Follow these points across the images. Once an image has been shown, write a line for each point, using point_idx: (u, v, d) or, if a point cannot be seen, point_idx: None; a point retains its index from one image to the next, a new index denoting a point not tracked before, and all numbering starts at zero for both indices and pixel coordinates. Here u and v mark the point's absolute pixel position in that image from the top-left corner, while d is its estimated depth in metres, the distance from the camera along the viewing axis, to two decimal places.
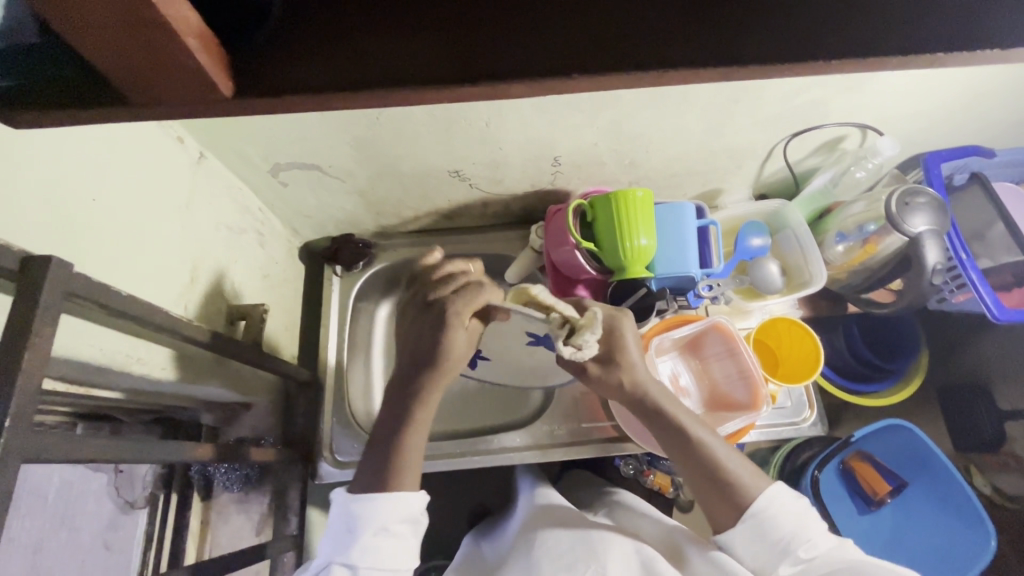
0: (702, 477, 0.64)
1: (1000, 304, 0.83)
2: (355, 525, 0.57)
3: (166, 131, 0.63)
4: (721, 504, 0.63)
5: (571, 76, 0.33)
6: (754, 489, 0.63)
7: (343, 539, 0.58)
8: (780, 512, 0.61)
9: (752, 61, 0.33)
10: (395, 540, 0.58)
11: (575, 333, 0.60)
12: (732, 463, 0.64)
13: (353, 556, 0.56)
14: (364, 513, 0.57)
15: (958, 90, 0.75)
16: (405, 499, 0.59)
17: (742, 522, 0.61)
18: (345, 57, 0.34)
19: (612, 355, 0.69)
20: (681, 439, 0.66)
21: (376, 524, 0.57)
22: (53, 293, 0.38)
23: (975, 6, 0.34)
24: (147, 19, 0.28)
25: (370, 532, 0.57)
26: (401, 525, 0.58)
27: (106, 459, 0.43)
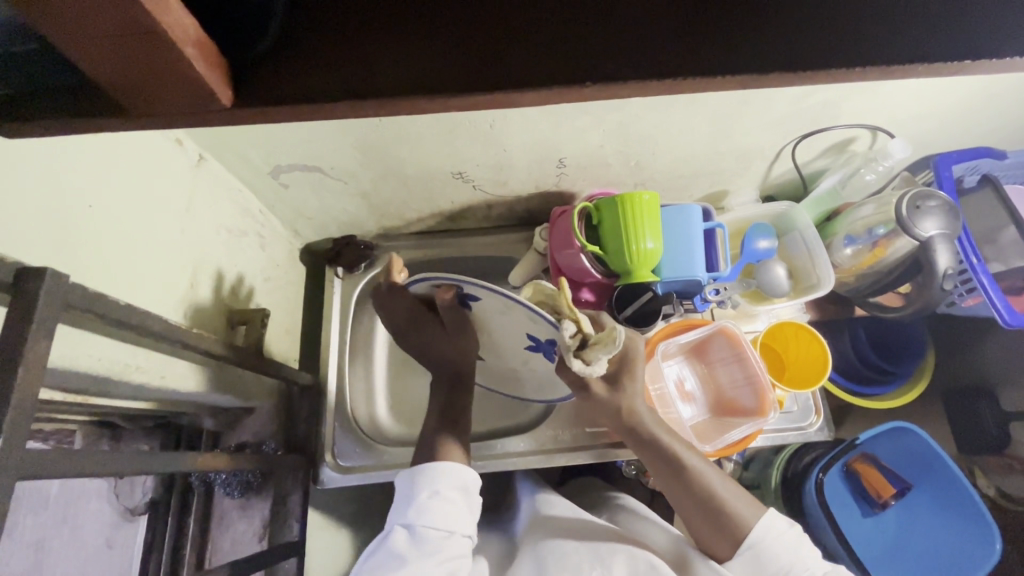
0: (697, 509, 0.63)
1: (1011, 309, 0.82)
2: (412, 489, 0.59)
3: (165, 135, 0.61)
4: (717, 535, 0.62)
5: (584, 84, 0.32)
6: (751, 519, 0.62)
7: (399, 509, 0.59)
8: (774, 542, 0.61)
9: (772, 68, 0.32)
10: (448, 505, 0.58)
11: (589, 348, 0.59)
12: (726, 493, 0.63)
13: (409, 516, 0.57)
14: (421, 477, 0.59)
15: (972, 91, 0.73)
16: (460, 469, 0.61)
17: (739, 553, 0.61)
18: (350, 63, 0.33)
19: (619, 375, 0.69)
20: (674, 471, 0.65)
21: (431, 487, 0.59)
22: (49, 305, 0.37)
23: (1003, 11, 0.33)
24: (146, 28, 0.27)
25: (425, 495, 0.58)
26: (453, 491, 0.59)
27: (106, 473, 0.43)
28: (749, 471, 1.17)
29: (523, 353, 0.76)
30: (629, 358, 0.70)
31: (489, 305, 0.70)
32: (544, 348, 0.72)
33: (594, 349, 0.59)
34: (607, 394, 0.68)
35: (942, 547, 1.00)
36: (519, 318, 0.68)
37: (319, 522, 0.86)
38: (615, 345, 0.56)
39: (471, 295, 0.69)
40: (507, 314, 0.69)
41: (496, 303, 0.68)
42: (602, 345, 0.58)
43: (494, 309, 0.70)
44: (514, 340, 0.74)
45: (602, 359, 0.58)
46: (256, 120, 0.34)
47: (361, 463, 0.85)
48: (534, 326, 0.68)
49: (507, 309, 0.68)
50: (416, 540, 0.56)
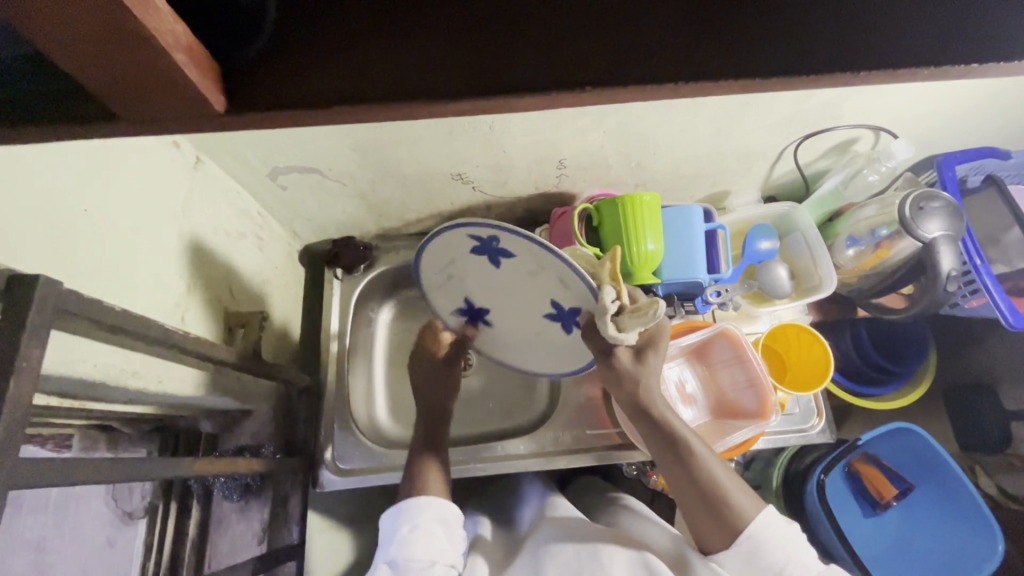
0: (697, 495, 0.63)
1: (1015, 310, 0.81)
2: (393, 527, 0.63)
3: (161, 137, 0.61)
4: (714, 525, 0.62)
5: (584, 90, 0.32)
6: (751, 512, 0.62)
7: (384, 546, 0.63)
8: (772, 537, 0.60)
9: (773, 73, 0.32)
10: (429, 536, 0.61)
11: (626, 316, 0.59)
12: (728, 484, 0.63)
13: (392, 551, 0.60)
14: (399, 515, 0.63)
15: (977, 90, 0.73)
16: (437, 502, 0.64)
17: (735, 546, 0.61)
18: (345, 68, 0.32)
19: (643, 351, 0.67)
20: (680, 458, 0.64)
21: (410, 522, 0.62)
22: (42, 313, 0.36)
23: (1011, 12, 0.32)
24: (135, 34, 0.27)
25: (405, 529, 0.62)
26: (433, 523, 0.62)
27: (101, 480, 0.42)
28: (750, 470, 1.17)
29: (535, 321, 0.72)
30: (654, 335, 0.67)
31: (517, 262, 0.64)
32: (564, 318, 0.68)
33: (630, 319, 0.59)
34: (631, 364, 0.65)
35: (941, 547, 0.99)
36: (550, 283, 0.64)
37: (318, 524, 0.86)
38: (655, 318, 0.56)
39: (504, 249, 0.63)
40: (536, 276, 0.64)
41: (529, 263, 0.63)
42: (641, 315, 0.57)
43: (523, 269, 0.65)
44: (531, 304, 0.69)
45: (637, 329, 0.58)
46: (249, 126, 0.33)
47: (360, 466, 0.84)
48: (563, 291, 0.64)
49: (539, 270, 0.64)
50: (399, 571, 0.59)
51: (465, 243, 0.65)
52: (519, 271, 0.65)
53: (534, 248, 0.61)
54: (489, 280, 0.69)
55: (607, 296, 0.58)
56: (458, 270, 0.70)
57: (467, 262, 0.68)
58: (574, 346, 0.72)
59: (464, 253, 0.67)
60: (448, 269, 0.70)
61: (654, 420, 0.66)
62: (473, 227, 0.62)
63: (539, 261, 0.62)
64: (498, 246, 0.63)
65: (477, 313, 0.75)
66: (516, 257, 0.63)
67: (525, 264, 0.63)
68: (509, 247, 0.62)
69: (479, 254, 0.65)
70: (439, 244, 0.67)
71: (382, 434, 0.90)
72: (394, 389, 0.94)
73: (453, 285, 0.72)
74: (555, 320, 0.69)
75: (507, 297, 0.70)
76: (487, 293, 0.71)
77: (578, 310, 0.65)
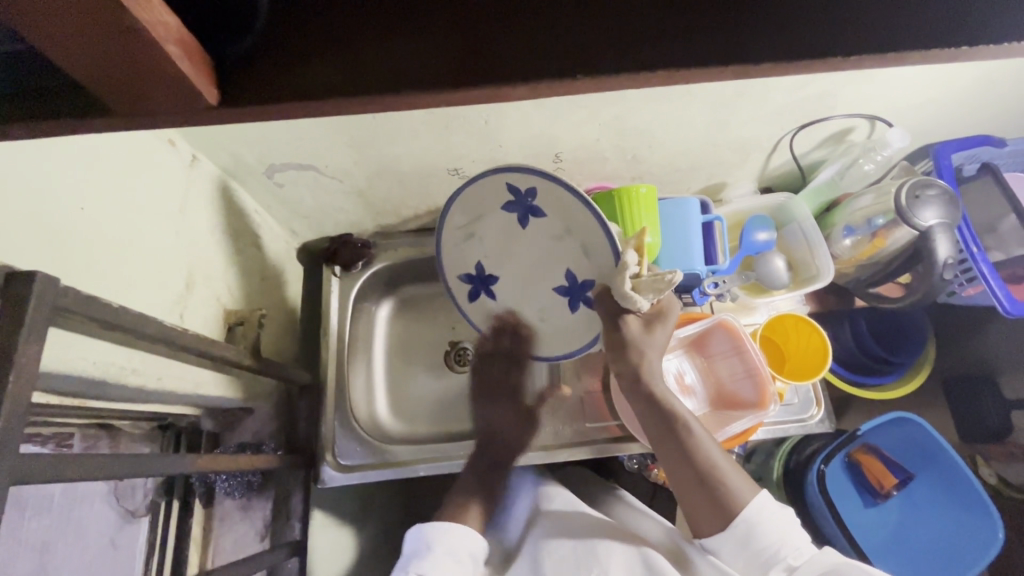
0: (691, 478, 0.63)
1: (1011, 297, 0.81)
2: (427, 546, 0.65)
3: (158, 135, 0.61)
4: (708, 508, 0.62)
5: (574, 78, 0.32)
6: (746, 496, 0.62)
7: (410, 562, 0.63)
8: (766, 522, 0.60)
9: (767, 59, 0.32)
10: (459, 565, 0.64)
11: (644, 280, 0.61)
12: (725, 468, 0.63)
13: (424, 566, 0.62)
14: (436, 534, 0.66)
15: (972, 77, 0.73)
16: (470, 536, 0.67)
17: (729, 529, 0.61)
18: (337, 61, 0.32)
19: (652, 322, 0.68)
20: (676, 438, 0.65)
21: (445, 545, 0.65)
22: (39, 309, 0.36)
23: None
24: (124, 25, 0.26)
25: (440, 551, 0.64)
26: (464, 555, 0.65)
27: (103, 476, 0.43)
28: (750, 462, 1.17)
29: (541, 293, 0.76)
30: (665, 310, 0.68)
31: (545, 224, 0.70)
32: (572, 294, 0.74)
33: (647, 284, 0.61)
34: (637, 332, 0.67)
35: (942, 535, 1.00)
36: (569, 248, 0.70)
37: (320, 521, 0.87)
38: (671, 285, 0.58)
39: (537, 207, 0.69)
40: (560, 240, 0.70)
41: (558, 225, 0.69)
42: (657, 283, 0.60)
43: (548, 231, 0.70)
44: (543, 272, 0.74)
45: (651, 294, 0.61)
46: (243, 118, 0.33)
47: (361, 462, 0.85)
48: (580, 260, 0.70)
49: (565, 233, 0.69)
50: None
51: (500, 195, 0.70)
52: (542, 234, 0.71)
53: (569, 207, 0.67)
54: (508, 239, 0.74)
55: (631, 257, 0.61)
56: (481, 230, 0.75)
57: (493, 220, 0.73)
58: (575, 325, 0.76)
59: (494, 208, 0.72)
60: (471, 226, 0.75)
61: (653, 399, 0.67)
62: (516, 176, 0.67)
63: (568, 223, 0.68)
64: (533, 204, 0.69)
65: (485, 281, 0.79)
66: (545, 217, 0.69)
67: (553, 225, 0.69)
68: (543, 205, 0.69)
69: (510, 209, 0.71)
70: (471, 196, 0.72)
71: (382, 431, 0.90)
72: (394, 386, 0.94)
73: (472, 245, 0.76)
74: (562, 295, 0.74)
75: (521, 261, 0.75)
76: (502, 256, 0.75)
77: (590, 283, 0.71)
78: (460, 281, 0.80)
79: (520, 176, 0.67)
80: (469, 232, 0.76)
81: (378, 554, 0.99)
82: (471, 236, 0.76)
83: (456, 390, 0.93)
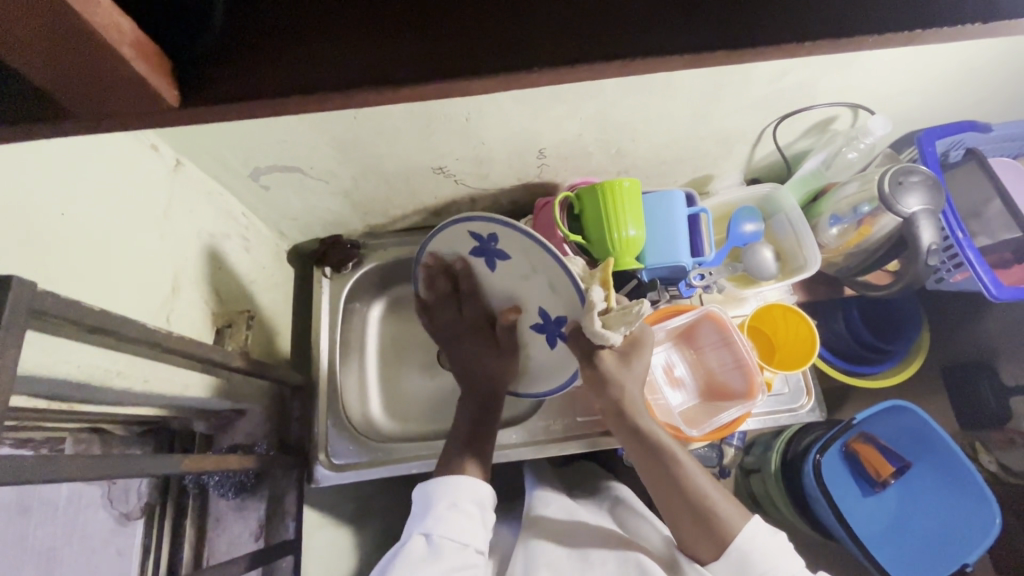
0: (681, 507, 0.63)
1: (999, 283, 0.81)
2: (431, 502, 0.62)
3: (140, 141, 0.62)
4: (701, 538, 0.62)
5: (532, 70, 0.32)
6: (738, 524, 0.62)
7: (417, 519, 0.62)
8: (754, 548, 0.61)
9: (724, 45, 0.32)
10: (466, 517, 0.61)
11: (611, 316, 0.62)
12: (714, 494, 0.64)
13: (429, 525, 0.60)
14: (439, 489, 0.63)
15: (953, 63, 0.73)
16: (475, 483, 0.64)
17: (723, 558, 0.61)
18: (301, 59, 0.33)
19: (628, 353, 0.70)
20: (664, 467, 0.65)
21: (448, 498, 0.62)
22: (17, 312, 0.37)
23: None
24: (77, 29, 0.27)
25: (443, 505, 0.61)
26: (470, 504, 0.62)
27: (86, 477, 0.43)
28: (750, 455, 1.18)
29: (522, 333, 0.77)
30: (638, 339, 0.71)
31: (512, 264, 0.71)
32: (549, 330, 0.74)
33: (615, 318, 0.62)
34: (613, 366, 0.67)
35: (939, 523, 1.00)
36: (539, 286, 0.70)
37: (315, 521, 0.87)
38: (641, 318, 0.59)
39: (501, 250, 0.70)
40: (529, 279, 0.71)
41: (522, 265, 0.70)
42: (626, 315, 0.61)
43: (516, 271, 0.71)
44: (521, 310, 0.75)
45: (622, 328, 0.61)
46: (206, 117, 0.34)
47: (354, 460, 0.85)
48: (551, 298, 0.70)
49: (532, 273, 0.70)
50: (433, 548, 0.58)
51: (466, 241, 0.72)
52: (511, 275, 0.72)
53: (530, 248, 0.67)
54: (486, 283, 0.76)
55: (595, 295, 0.61)
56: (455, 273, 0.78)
57: (467, 263, 0.75)
58: (557, 360, 0.76)
59: (464, 252, 0.74)
60: (446, 271, 0.78)
61: (640, 429, 0.67)
62: (474, 224, 0.69)
63: (531, 262, 0.68)
64: (495, 247, 0.70)
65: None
66: (511, 258, 0.70)
67: (519, 266, 0.70)
68: (506, 248, 0.69)
69: (478, 252, 0.72)
70: (439, 243, 0.75)
71: (375, 430, 0.90)
72: (386, 385, 0.95)
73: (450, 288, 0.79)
74: (539, 332, 0.75)
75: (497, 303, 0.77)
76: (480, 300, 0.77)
77: (563, 320, 0.71)
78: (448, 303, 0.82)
79: (477, 222, 0.68)
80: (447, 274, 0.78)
81: (376, 553, 1.00)
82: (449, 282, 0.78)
83: (448, 387, 0.94)
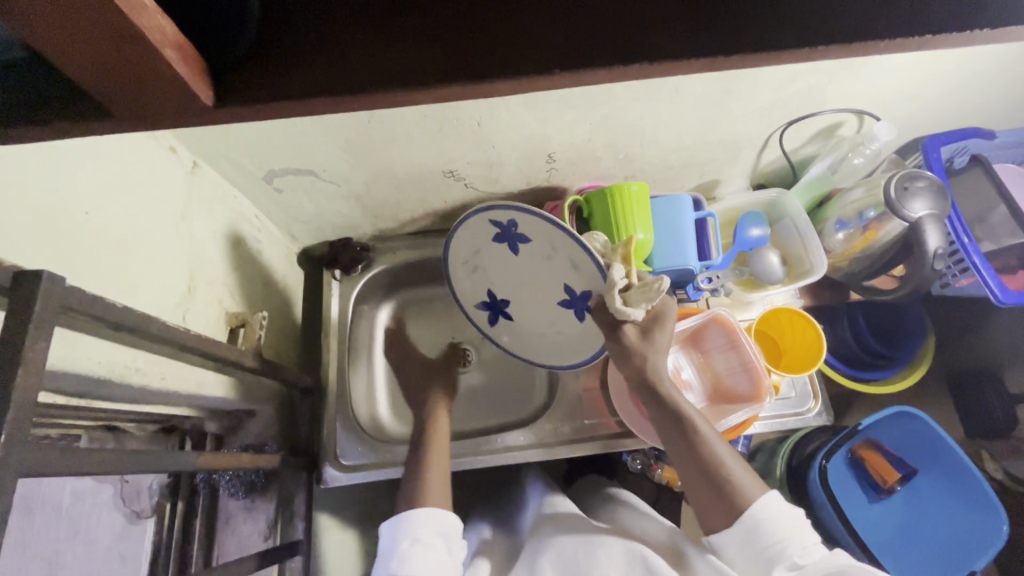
0: (696, 471, 0.62)
1: (1004, 287, 0.82)
2: (394, 541, 0.61)
3: (159, 143, 0.63)
4: (715, 503, 0.61)
5: (554, 72, 0.33)
6: (752, 492, 0.60)
7: (382, 560, 0.61)
8: (770, 518, 0.58)
9: (739, 48, 0.33)
10: (428, 551, 0.59)
11: (632, 292, 0.64)
12: (730, 463, 0.62)
13: (392, 567, 0.58)
14: (400, 527, 0.61)
15: (958, 70, 0.74)
16: (437, 514, 0.63)
17: (734, 526, 0.59)
18: (331, 60, 0.34)
19: (649, 328, 0.68)
20: (681, 432, 0.64)
21: (409, 535, 0.60)
22: (46, 307, 0.38)
23: None
24: (122, 32, 0.28)
25: (405, 543, 0.60)
26: (433, 536, 0.61)
27: (107, 470, 0.44)
28: (756, 461, 1.18)
29: (551, 310, 0.76)
30: (660, 313, 0.68)
31: (534, 246, 0.69)
32: (575, 304, 0.73)
33: (637, 294, 0.64)
34: (635, 339, 0.67)
35: (945, 532, 1.00)
36: (562, 266, 0.69)
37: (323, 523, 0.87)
38: (660, 293, 0.60)
39: (522, 235, 0.69)
40: (551, 258, 0.69)
41: (544, 246, 0.68)
42: (648, 291, 0.63)
43: (539, 254, 0.70)
44: (547, 290, 0.74)
45: (643, 305, 0.63)
46: (236, 118, 0.35)
47: (361, 462, 0.85)
48: (574, 275, 0.69)
49: (554, 252, 0.68)
50: None
51: (487, 231, 0.71)
52: (534, 257, 0.70)
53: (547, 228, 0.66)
54: (510, 269, 0.74)
55: (617, 271, 0.63)
56: (481, 261, 0.75)
57: (490, 252, 0.74)
58: (586, 333, 0.75)
59: (485, 242, 0.73)
60: (473, 261, 0.76)
61: (659, 397, 0.66)
62: (492, 212, 0.68)
63: (552, 243, 0.67)
64: (516, 233, 0.69)
65: (499, 307, 0.79)
66: (533, 241, 0.69)
67: (540, 247, 0.69)
68: (527, 231, 0.68)
69: (500, 241, 0.71)
70: (461, 236, 0.73)
71: (384, 431, 0.91)
72: (395, 387, 0.95)
73: (479, 276, 0.77)
74: (567, 307, 0.74)
75: (525, 284, 0.75)
76: (508, 286, 0.76)
77: (589, 294, 0.70)
78: (475, 294, 0.80)
79: (492, 211, 0.67)
80: (473, 262, 0.76)
81: None
82: (477, 270, 0.76)
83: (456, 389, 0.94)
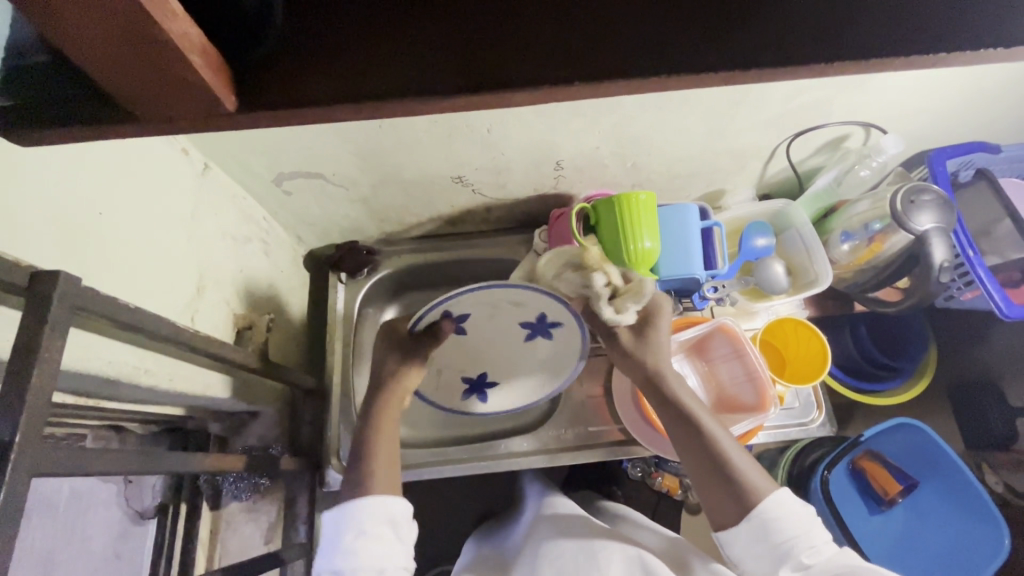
0: (706, 468, 0.62)
1: (1009, 301, 0.82)
2: (338, 535, 0.58)
3: (171, 144, 0.63)
4: (725, 499, 0.60)
5: (573, 84, 0.33)
6: (763, 490, 0.60)
7: (327, 553, 0.58)
8: (781, 519, 0.58)
9: (754, 65, 0.33)
10: (376, 541, 0.57)
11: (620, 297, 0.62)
12: (740, 460, 0.62)
13: (339, 563, 0.56)
14: (345, 518, 0.58)
15: (965, 85, 0.74)
16: (387, 503, 0.60)
17: (745, 522, 0.58)
18: (351, 67, 0.34)
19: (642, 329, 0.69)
20: (693, 428, 0.64)
21: (356, 527, 0.58)
22: (62, 307, 0.38)
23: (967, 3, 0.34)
24: (150, 36, 0.28)
25: (350, 537, 0.57)
26: (380, 526, 0.58)
27: (117, 470, 0.44)
28: None
29: (517, 347, 0.85)
30: (652, 313, 0.69)
31: (479, 315, 0.79)
32: (537, 328, 0.82)
33: (625, 298, 0.62)
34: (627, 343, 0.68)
35: (944, 544, 1.00)
36: (507, 313, 0.79)
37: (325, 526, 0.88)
38: (642, 299, 0.61)
39: (462, 314, 0.77)
40: (495, 314, 0.79)
41: (484, 307, 0.78)
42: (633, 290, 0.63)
43: (484, 316, 0.79)
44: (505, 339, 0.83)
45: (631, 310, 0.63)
46: (256, 122, 0.35)
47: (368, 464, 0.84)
48: (521, 312, 0.80)
49: (497, 309, 0.78)
50: None
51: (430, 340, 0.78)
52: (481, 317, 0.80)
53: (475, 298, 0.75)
54: (465, 349, 0.83)
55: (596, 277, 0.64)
56: (442, 360, 0.84)
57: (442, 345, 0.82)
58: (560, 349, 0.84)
59: None
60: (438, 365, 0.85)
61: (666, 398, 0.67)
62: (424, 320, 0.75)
63: (488, 303, 0.77)
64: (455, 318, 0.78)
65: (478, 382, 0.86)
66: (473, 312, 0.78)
67: (483, 313, 0.78)
68: (463, 309, 0.77)
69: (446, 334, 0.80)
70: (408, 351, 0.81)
71: None
72: None
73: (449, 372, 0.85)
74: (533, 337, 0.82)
75: (493, 344, 0.84)
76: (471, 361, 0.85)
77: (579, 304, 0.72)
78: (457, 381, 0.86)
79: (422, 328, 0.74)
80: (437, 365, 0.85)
81: None
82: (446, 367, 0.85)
83: None
